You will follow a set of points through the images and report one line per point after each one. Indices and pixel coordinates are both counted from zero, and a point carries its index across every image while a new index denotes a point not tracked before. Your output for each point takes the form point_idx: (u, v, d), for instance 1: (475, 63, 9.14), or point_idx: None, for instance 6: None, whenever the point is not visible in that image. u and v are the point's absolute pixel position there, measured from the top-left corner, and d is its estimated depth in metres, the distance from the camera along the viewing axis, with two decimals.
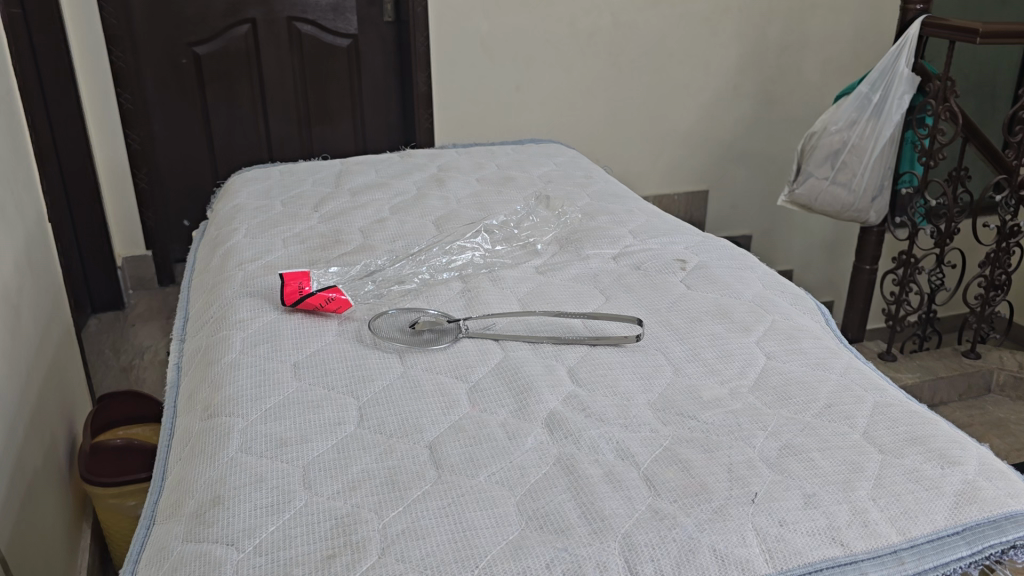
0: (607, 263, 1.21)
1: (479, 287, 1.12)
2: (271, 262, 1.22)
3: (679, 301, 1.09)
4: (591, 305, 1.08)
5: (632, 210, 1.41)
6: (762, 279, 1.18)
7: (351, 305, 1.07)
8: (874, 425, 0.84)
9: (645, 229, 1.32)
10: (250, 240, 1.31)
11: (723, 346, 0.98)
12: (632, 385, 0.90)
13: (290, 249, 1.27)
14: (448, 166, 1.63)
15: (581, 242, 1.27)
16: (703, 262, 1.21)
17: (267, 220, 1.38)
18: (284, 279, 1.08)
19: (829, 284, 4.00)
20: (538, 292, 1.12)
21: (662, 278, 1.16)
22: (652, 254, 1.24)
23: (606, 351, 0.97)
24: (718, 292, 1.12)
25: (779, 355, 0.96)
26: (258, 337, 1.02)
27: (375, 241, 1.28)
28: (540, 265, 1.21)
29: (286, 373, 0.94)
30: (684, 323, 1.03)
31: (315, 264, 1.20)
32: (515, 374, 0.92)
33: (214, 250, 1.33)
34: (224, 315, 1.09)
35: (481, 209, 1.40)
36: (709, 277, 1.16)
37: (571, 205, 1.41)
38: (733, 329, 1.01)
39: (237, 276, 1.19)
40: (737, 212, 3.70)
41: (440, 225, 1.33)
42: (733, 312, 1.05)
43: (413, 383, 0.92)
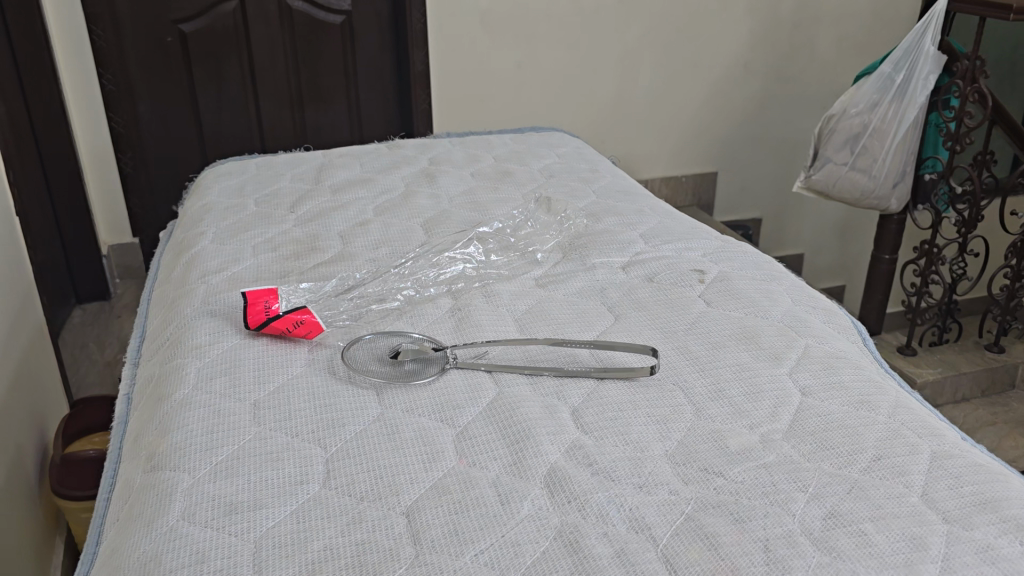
0: (616, 275, 1.08)
1: (470, 306, 0.99)
2: (238, 274, 1.09)
3: (698, 322, 0.95)
4: (599, 328, 0.95)
5: (642, 210, 1.27)
6: (791, 293, 1.04)
7: (323, 329, 0.94)
8: (934, 484, 0.71)
9: (657, 234, 1.19)
10: (216, 247, 1.18)
11: (749, 380, 0.85)
12: (647, 431, 0.77)
13: (260, 258, 1.13)
14: (440, 158, 1.49)
15: (585, 249, 1.14)
16: (724, 272, 1.07)
17: (237, 223, 1.25)
18: (248, 297, 0.95)
19: (842, 270, 3.86)
20: (537, 311, 0.99)
21: (678, 294, 1.03)
22: (666, 264, 1.10)
23: (616, 386, 0.84)
24: (742, 311, 0.98)
25: (817, 391, 0.83)
26: (216, 367, 0.89)
27: (355, 249, 1.14)
28: (540, 276, 1.08)
29: (244, 415, 0.81)
30: (705, 350, 0.90)
31: (287, 277, 1.07)
32: (509, 418, 0.79)
33: (178, 257, 1.20)
34: (181, 338, 0.96)
35: (475, 210, 1.26)
36: (732, 291, 1.02)
37: (575, 206, 1.28)
38: (762, 358, 0.88)
39: (199, 290, 1.06)
40: (747, 196, 3.56)
41: (429, 228, 1.20)
42: (761, 337, 0.92)
43: (390, 428, 0.78)
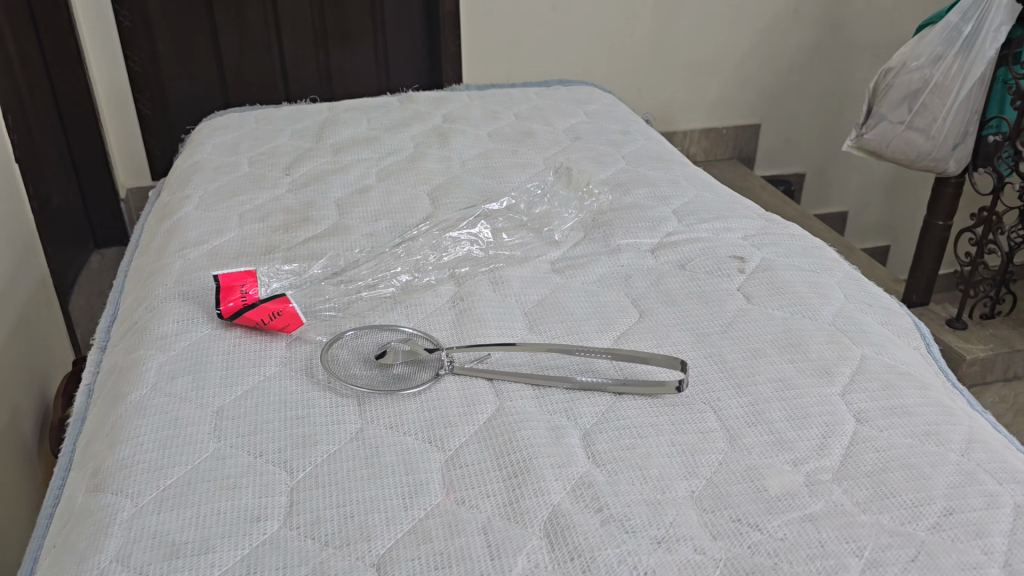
0: (643, 261, 0.95)
1: (474, 295, 0.87)
2: (219, 249, 0.97)
3: (735, 324, 0.82)
4: (620, 327, 0.83)
5: (677, 182, 1.13)
6: (844, 288, 0.91)
7: (302, 323, 0.82)
8: (1019, 551, 0.58)
9: (692, 211, 1.05)
10: (200, 214, 1.06)
11: (793, 402, 0.72)
12: (670, 466, 0.65)
13: (245, 229, 1.01)
14: (455, 115, 1.35)
15: (610, 229, 1.00)
16: (768, 260, 0.94)
17: (226, 187, 1.13)
18: (223, 281, 0.84)
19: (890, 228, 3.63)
20: (551, 304, 0.86)
21: (713, 287, 0.89)
22: (701, 249, 0.96)
23: (636, 405, 0.71)
24: (789, 311, 0.84)
25: (875, 418, 0.70)
26: (180, 365, 0.78)
27: (352, 221, 1.02)
28: (556, 259, 0.95)
29: (205, 427, 0.70)
30: (742, 359, 0.77)
31: (272, 254, 0.95)
32: (508, 443, 0.67)
33: (159, 223, 1.09)
34: (147, 324, 0.85)
35: (488, 178, 1.13)
36: (776, 284, 0.89)
37: (601, 176, 1.14)
38: (810, 373, 0.75)
39: (176, 266, 0.95)
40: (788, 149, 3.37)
41: (437, 198, 1.07)
42: (809, 344, 0.79)
43: (369, 451, 0.67)
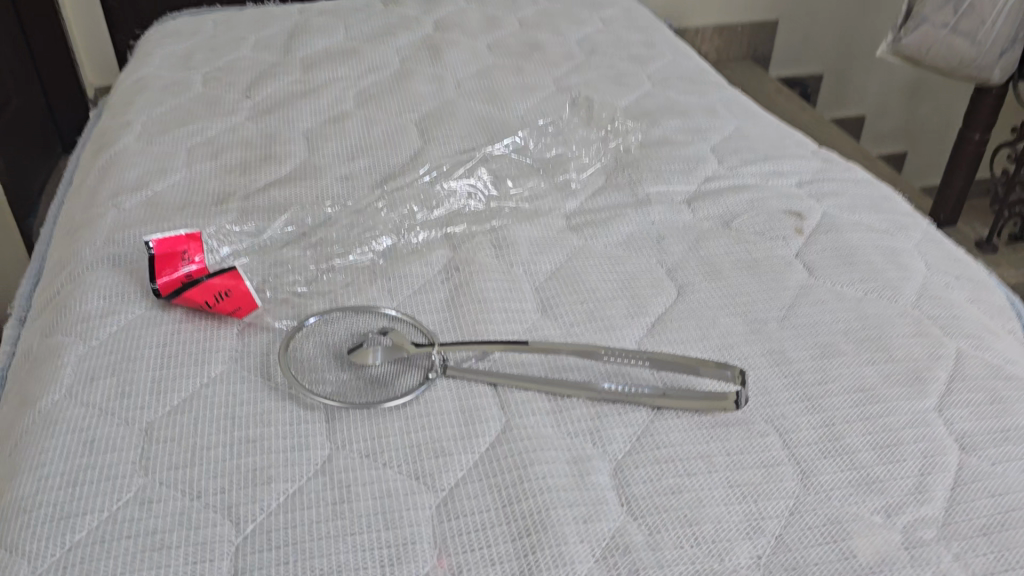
0: (678, 217, 0.78)
1: (473, 263, 0.71)
2: (162, 195, 0.80)
3: (798, 308, 0.66)
4: (654, 310, 0.66)
5: (713, 111, 0.95)
6: (924, 253, 0.74)
7: (254, 310, 0.66)
8: None
9: (734, 149, 0.87)
10: (142, 147, 0.88)
11: (879, 423, 0.57)
12: (728, 519, 0.50)
13: (195, 169, 0.84)
14: (449, 21, 1.15)
15: (637, 173, 0.83)
16: (832, 218, 0.77)
17: (174, 112, 0.94)
18: (163, 244, 0.68)
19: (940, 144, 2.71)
20: (567, 275, 0.70)
21: (765, 253, 0.73)
22: (747, 200, 0.79)
23: (680, 426, 0.56)
24: (862, 289, 0.68)
25: (983, 447, 0.55)
26: (104, 359, 0.62)
27: (324, 160, 0.84)
28: (573, 214, 0.78)
29: (130, 453, 0.55)
30: (809, 360, 0.61)
31: (225, 204, 0.78)
32: (518, 486, 0.52)
33: (94, 157, 0.90)
34: (68, 299, 0.69)
35: (490, 104, 0.95)
36: (845, 252, 0.72)
37: (623, 103, 0.95)
38: (896, 379, 0.60)
39: (108, 217, 0.77)
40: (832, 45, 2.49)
41: (427, 130, 0.89)
42: (892, 339, 0.63)
43: (341, 493, 0.52)
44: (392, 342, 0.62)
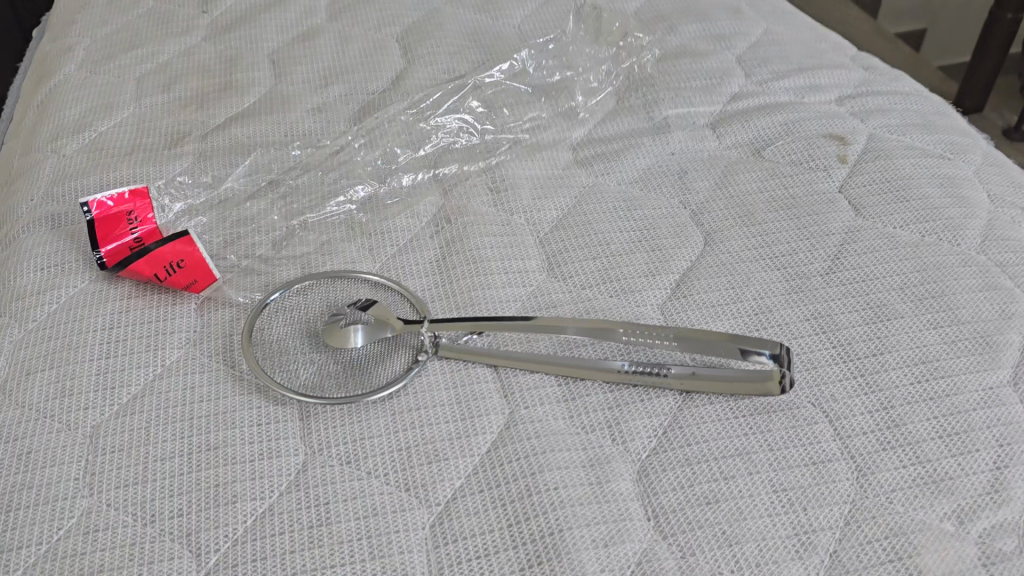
0: (702, 145, 0.67)
1: (467, 213, 0.61)
2: (107, 137, 0.70)
3: (846, 258, 0.57)
4: (680, 264, 0.57)
5: (739, 11, 0.83)
6: (988, 182, 0.64)
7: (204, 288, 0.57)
8: None
9: (764, 59, 0.76)
10: (84, 76, 0.77)
11: (946, 404, 0.48)
12: (771, 534, 0.43)
13: (144, 104, 0.73)
14: None
15: (653, 93, 0.72)
16: (880, 142, 0.66)
17: (120, 33, 0.83)
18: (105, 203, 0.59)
19: None
20: (576, 224, 0.60)
21: (802, 188, 0.63)
22: (783, 122, 0.69)
23: (713, 416, 0.48)
24: (919, 231, 0.59)
25: None
26: (42, 349, 0.54)
27: (292, 87, 0.74)
28: (579, 145, 0.68)
29: (73, 467, 0.48)
30: (862, 327, 0.52)
31: (179, 147, 0.68)
32: (526, 499, 0.45)
33: (33, 89, 0.80)
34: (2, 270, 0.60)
35: (481, 12, 0.83)
36: (897, 184, 0.62)
37: (633, 6, 0.84)
38: (963, 347, 0.51)
39: (47, 166, 0.68)
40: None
41: (411, 47, 0.78)
42: (956, 294, 0.54)
43: (319, 513, 0.45)
44: (373, 319, 0.53)
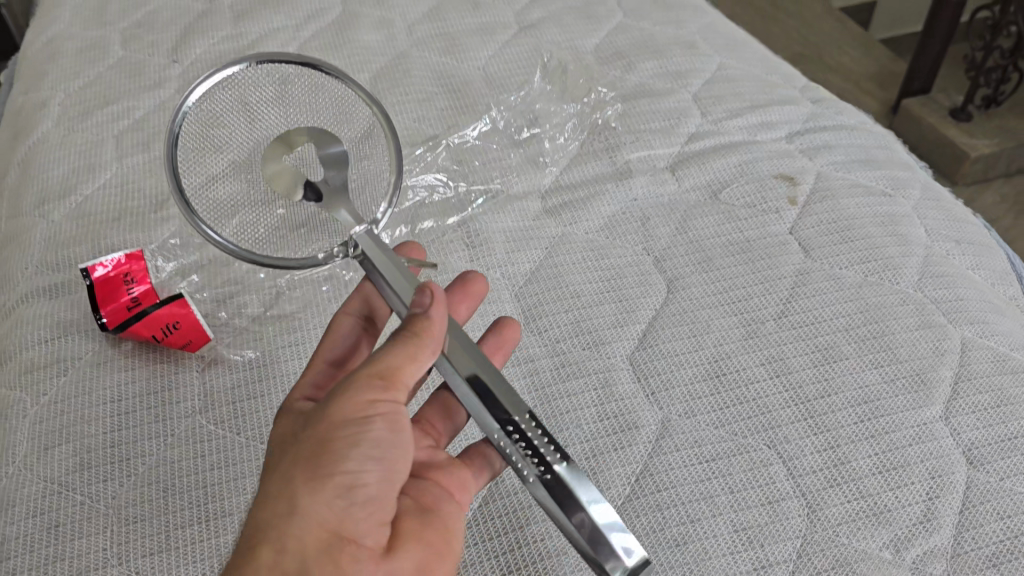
0: (663, 189, 0.72)
1: (446, 271, 0.66)
2: (93, 203, 0.75)
3: (797, 302, 0.62)
4: (645, 315, 0.62)
5: (693, 46, 0.88)
6: (924, 218, 0.70)
7: (204, 340, 0.63)
8: None
9: (718, 95, 0.81)
10: (65, 138, 0.83)
11: (885, 441, 0.54)
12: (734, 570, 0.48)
13: (128, 169, 0.79)
14: None
15: (615, 136, 0.77)
16: (825, 182, 0.72)
17: (94, 86, 0.89)
18: (113, 268, 0.65)
19: None
20: (548, 277, 0.65)
21: (757, 231, 0.68)
22: (736, 164, 0.74)
23: (680, 462, 0.53)
24: (861, 271, 0.64)
25: (991, 459, 0.53)
26: (58, 420, 0.59)
27: None
28: (547, 191, 0.73)
29: (100, 538, 0.52)
30: (810, 369, 0.58)
31: (164, 212, 0.74)
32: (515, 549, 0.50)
33: (14, 148, 0.85)
34: (9, 341, 0.65)
35: (447, 55, 0.87)
36: (842, 225, 0.68)
37: (593, 44, 0.88)
38: (901, 385, 0.57)
39: (39, 232, 0.73)
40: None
41: (383, 94, 0.82)
42: (895, 336, 0.59)
43: None
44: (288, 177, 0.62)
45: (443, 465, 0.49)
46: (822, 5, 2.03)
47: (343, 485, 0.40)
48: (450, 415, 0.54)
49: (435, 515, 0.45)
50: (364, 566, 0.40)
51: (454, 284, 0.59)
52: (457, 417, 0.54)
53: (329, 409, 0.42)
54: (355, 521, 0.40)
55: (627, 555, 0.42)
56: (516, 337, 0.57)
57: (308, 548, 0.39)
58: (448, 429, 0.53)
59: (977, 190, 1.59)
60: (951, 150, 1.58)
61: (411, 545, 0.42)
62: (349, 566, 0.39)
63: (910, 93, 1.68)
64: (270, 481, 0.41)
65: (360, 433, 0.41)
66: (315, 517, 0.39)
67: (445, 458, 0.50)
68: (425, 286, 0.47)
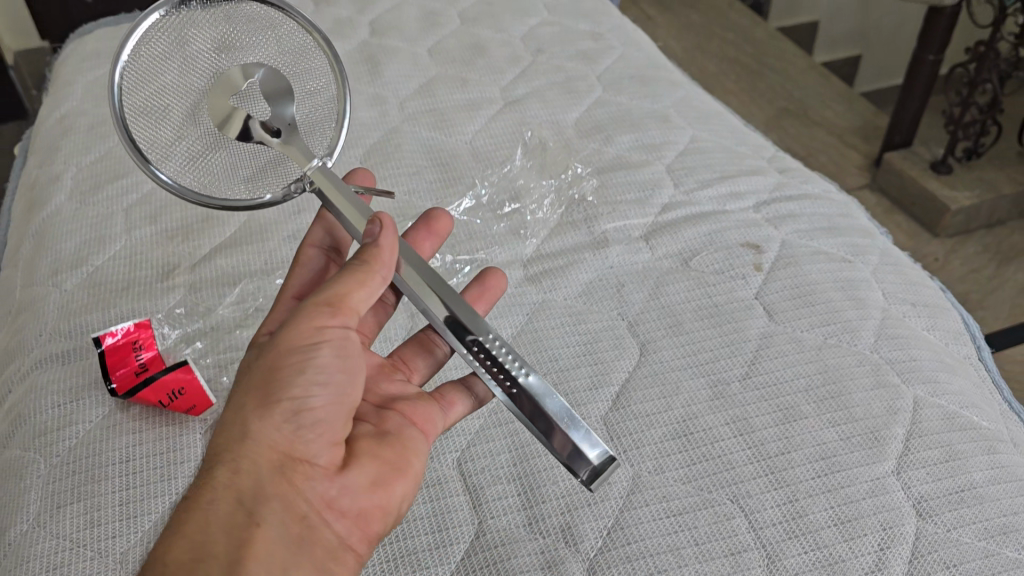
0: (637, 257, 0.77)
1: None
2: (103, 272, 0.80)
3: (761, 364, 0.66)
4: (618, 377, 0.66)
5: (667, 119, 0.93)
6: (882, 282, 0.74)
7: (207, 404, 0.67)
8: None
9: (690, 167, 0.86)
10: (76, 210, 0.88)
11: (841, 494, 0.58)
12: None
13: (136, 240, 0.84)
14: (384, 24, 1.12)
15: (592, 207, 0.82)
16: (789, 250, 0.77)
17: (105, 162, 0.94)
18: (125, 335, 0.69)
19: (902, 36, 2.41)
20: (528, 342, 0.70)
21: (725, 296, 0.72)
22: (706, 233, 0.79)
23: (649, 516, 0.57)
24: (822, 334, 0.69)
25: (939, 511, 0.57)
26: (70, 479, 0.63)
27: (268, 217, 0.85)
28: (528, 259, 0.78)
29: None
30: (772, 428, 0.62)
31: (170, 281, 0.79)
32: None
33: (28, 220, 0.90)
34: (23, 405, 0.69)
35: (436, 130, 0.93)
36: (804, 290, 0.72)
37: (574, 117, 0.94)
38: (856, 442, 0.61)
39: (52, 301, 0.78)
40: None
41: (376, 167, 0.88)
42: (851, 396, 0.64)
43: None
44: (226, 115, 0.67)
45: (411, 399, 0.57)
46: (806, 61, 2.11)
47: (290, 411, 0.47)
48: (428, 351, 0.63)
49: (393, 439, 0.53)
50: (317, 482, 0.47)
51: (420, 222, 0.68)
52: (436, 351, 0.63)
53: (280, 338, 0.48)
54: (306, 444, 0.47)
55: (593, 455, 0.53)
56: (499, 286, 0.66)
57: (262, 468, 0.46)
58: (423, 366, 0.62)
59: (960, 241, 1.63)
60: (932, 204, 1.63)
61: (365, 461, 0.50)
62: (303, 482, 0.47)
63: (891, 147, 1.73)
64: (228, 410, 0.48)
65: (304, 361, 0.48)
66: (266, 441, 0.46)
67: (414, 394, 0.58)
68: (376, 217, 0.55)
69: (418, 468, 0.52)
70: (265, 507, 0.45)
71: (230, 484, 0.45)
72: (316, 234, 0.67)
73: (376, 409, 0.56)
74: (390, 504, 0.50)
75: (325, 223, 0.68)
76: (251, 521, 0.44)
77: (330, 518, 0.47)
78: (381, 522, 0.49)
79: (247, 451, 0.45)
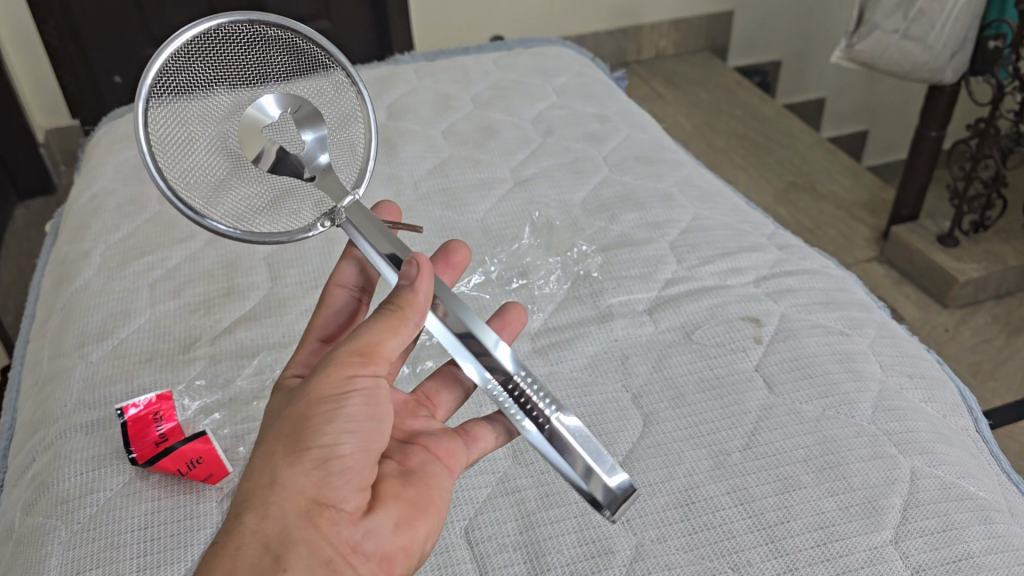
0: (641, 330, 0.80)
1: None
2: (128, 344, 0.84)
3: (761, 435, 0.68)
4: (623, 446, 0.69)
5: (670, 198, 0.97)
6: (880, 354, 0.77)
7: (223, 472, 0.70)
8: None
9: (692, 244, 0.90)
10: (104, 284, 0.92)
11: (840, 562, 0.59)
12: None
13: (160, 313, 0.87)
14: (400, 107, 1.18)
15: (597, 282, 0.86)
16: (787, 322, 0.79)
17: (132, 239, 0.99)
18: (146, 407, 0.73)
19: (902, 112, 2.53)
20: None
21: (726, 368, 0.75)
22: (708, 306, 0.81)
23: None
24: (820, 406, 0.71)
25: None
26: (90, 545, 0.65)
27: (286, 292, 0.89)
28: (535, 332, 0.81)
29: None
30: (772, 498, 0.63)
31: (191, 352, 0.82)
32: None
33: (57, 294, 0.94)
34: (47, 473, 0.71)
35: (448, 209, 0.97)
36: (802, 362, 0.75)
37: (581, 196, 0.98)
38: (854, 511, 0.62)
39: (78, 371, 0.81)
40: (772, 24, 2.37)
41: None
42: (849, 466, 0.65)
43: None
44: (256, 146, 0.70)
45: (439, 436, 0.59)
46: (811, 137, 2.16)
47: (320, 458, 0.49)
48: (454, 384, 0.66)
49: (415, 478, 0.55)
50: (343, 527, 0.48)
51: (440, 253, 0.71)
52: (462, 383, 0.66)
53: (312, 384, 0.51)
54: (332, 490, 0.49)
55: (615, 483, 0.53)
56: (520, 320, 0.69)
57: (289, 515, 0.47)
58: (447, 402, 0.65)
59: (970, 312, 1.64)
60: (940, 276, 1.65)
61: (391, 504, 0.52)
62: (329, 528, 0.48)
63: (898, 221, 1.77)
64: (256, 457, 0.50)
65: (333, 410, 0.50)
66: (294, 487, 0.48)
67: (440, 429, 0.60)
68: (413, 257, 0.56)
69: (440, 505, 0.54)
70: (290, 554, 0.46)
71: (258, 532, 0.46)
72: (348, 272, 0.69)
73: (402, 444, 0.58)
74: (414, 546, 0.52)
75: (356, 258, 0.69)
76: (277, 567, 0.45)
77: (355, 562, 0.48)
78: (404, 562, 0.51)
79: (275, 497, 0.47)
